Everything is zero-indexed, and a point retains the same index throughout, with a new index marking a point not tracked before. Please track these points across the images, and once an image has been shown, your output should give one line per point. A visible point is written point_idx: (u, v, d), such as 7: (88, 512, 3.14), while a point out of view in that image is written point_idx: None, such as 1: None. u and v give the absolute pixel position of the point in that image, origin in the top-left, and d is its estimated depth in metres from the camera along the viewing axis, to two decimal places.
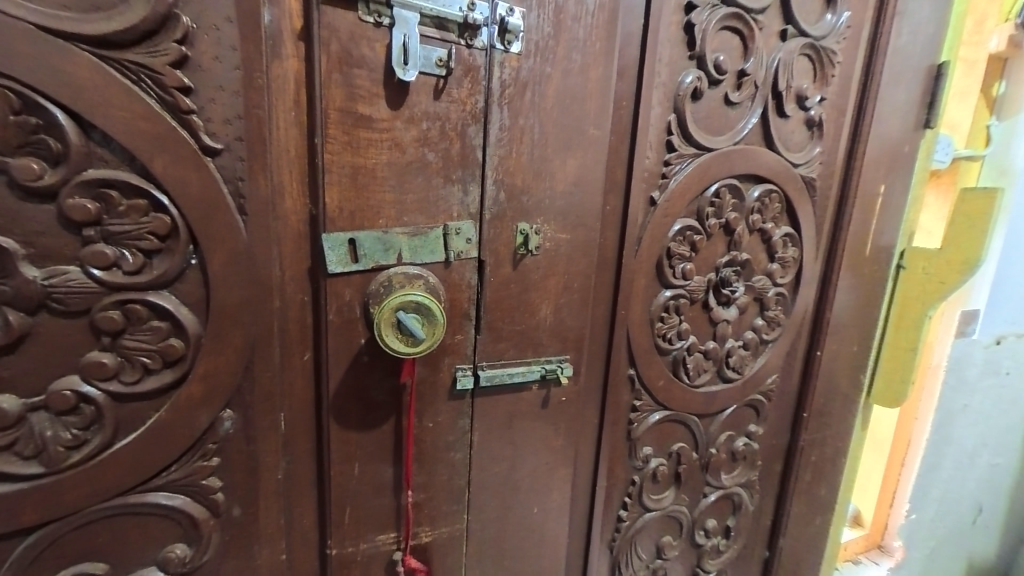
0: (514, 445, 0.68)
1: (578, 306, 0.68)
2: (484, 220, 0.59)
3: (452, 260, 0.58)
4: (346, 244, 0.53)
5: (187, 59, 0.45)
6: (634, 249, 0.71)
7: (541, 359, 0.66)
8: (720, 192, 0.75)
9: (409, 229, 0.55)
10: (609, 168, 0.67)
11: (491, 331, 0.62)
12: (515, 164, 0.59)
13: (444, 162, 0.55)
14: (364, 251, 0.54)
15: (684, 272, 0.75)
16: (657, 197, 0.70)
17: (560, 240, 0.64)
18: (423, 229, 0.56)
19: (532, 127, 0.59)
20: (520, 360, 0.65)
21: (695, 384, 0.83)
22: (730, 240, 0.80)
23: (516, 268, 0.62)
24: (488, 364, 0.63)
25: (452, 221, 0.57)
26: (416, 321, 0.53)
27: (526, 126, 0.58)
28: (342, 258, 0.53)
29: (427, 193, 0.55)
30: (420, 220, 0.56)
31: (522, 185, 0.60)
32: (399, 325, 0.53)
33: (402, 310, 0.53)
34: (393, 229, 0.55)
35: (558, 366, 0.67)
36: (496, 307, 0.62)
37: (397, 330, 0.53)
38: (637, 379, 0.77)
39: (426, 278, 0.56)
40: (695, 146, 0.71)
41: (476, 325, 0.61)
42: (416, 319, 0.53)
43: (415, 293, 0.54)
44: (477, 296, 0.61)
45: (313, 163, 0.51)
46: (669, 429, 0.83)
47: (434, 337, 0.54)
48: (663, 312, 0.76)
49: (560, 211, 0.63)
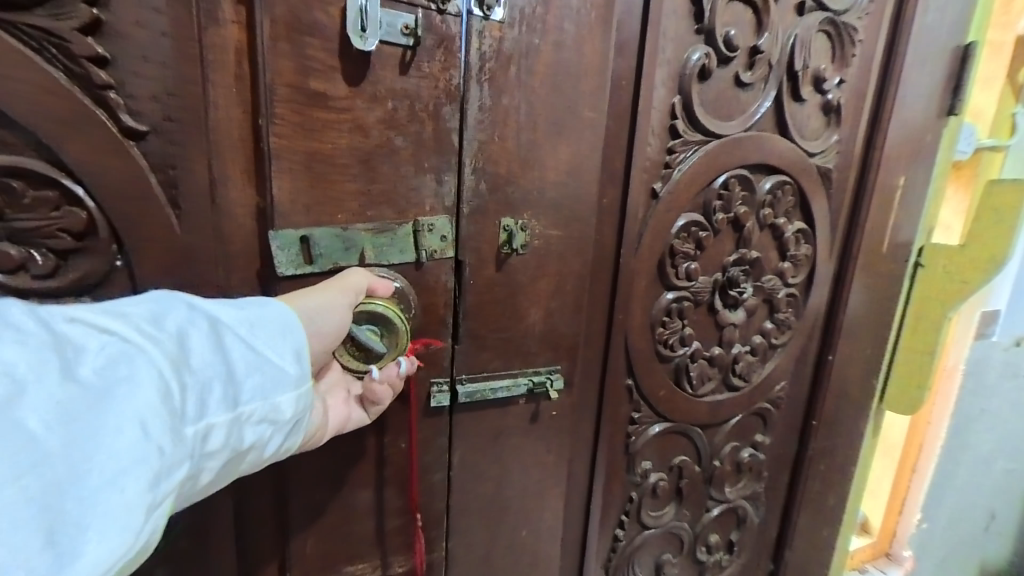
0: (501, 464, 0.62)
1: (572, 310, 0.60)
2: (463, 214, 0.52)
3: (426, 260, 0.51)
4: (300, 243, 0.46)
5: (101, 23, 0.38)
6: (634, 247, 0.64)
7: (529, 370, 0.59)
8: (729, 183, 0.69)
9: (372, 224, 0.48)
10: (606, 156, 0.60)
11: (473, 340, 0.56)
12: (500, 151, 0.52)
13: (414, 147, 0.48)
14: (321, 250, 0.47)
15: (688, 271, 0.68)
16: (659, 189, 0.63)
17: (550, 238, 0.57)
18: (390, 225, 0.49)
19: (517, 108, 0.52)
20: (505, 372, 0.58)
21: (699, 393, 0.76)
22: (739, 236, 0.73)
23: (501, 269, 0.55)
24: (469, 379, 0.56)
25: (425, 217, 0.50)
26: (372, 334, 0.48)
27: (511, 107, 0.51)
28: (294, 258, 0.46)
29: (395, 183, 0.48)
30: (388, 216, 0.49)
31: (507, 175, 0.53)
32: (354, 339, 0.49)
33: (355, 323, 0.48)
34: (355, 225, 0.48)
35: (548, 378, 0.60)
36: (479, 313, 0.55)
37: (354, 344, 0.49)
38: (636, 389, 0.70)
39: (393, 274, 0.50)
40: (702, 132, 0.64)
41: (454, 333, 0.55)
42: (373, 331, 0.48)
43: (367, 306, 0.47)
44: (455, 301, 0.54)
45: (260, 148, 0.44)
46: (671, 441, 0.77)
47: (397, 350, 0.50)
48: (665, 316, 0.69)
49: (551, 205, 0.56)
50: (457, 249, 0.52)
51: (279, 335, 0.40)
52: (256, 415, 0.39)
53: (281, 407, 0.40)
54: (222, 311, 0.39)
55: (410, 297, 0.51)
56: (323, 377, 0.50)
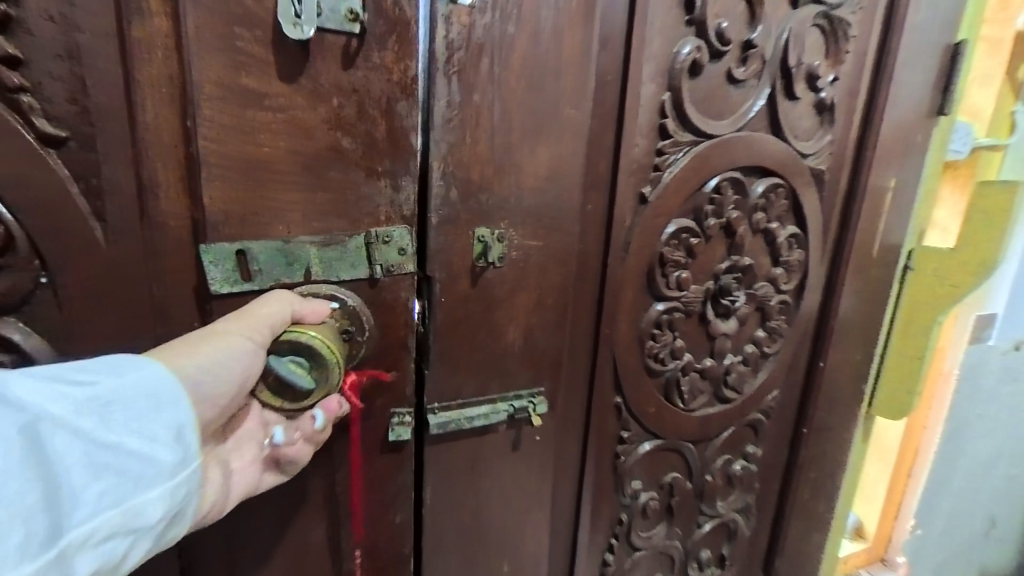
0: (478, 495, 0.56)
1: (555, 327, 0.55)
2: (428, 223, 0.46)
3: (384, 275, 0.45)
4: (235, 258, 0.41)
5: (10, 16, 0.32)
6: (621, 255, 0.59)
7: (509, 395, 0.54)
8: (721, 186, 0.64)
9: (320, 234, 0.43)
10: (590, 157, 0.54)
11: (445, 362, 0.50)
12: (471, 153, 0.46)
13: (372, 150, 0.43)
14: (259, 266, 0.41)
15: (679, 281, 0.64)
16: (648, 194, 0.58)
17: (530, 248, 0.51)
18: (340, 236, 0.43)
19: (490, 105, 0.46)
20: (483, 398, 0.53)
21: (689, 408, 0.73)
22: (731, 242, 0.69)
23: (475, 283, 0.49)
24: (441, 407, 0.51)
25: (381, 226, 0.44)
26: (296, 367, 0.42)
27: (483, 104, 0.46)
28: (228, 274, 0.41)
29: (346, 191, 0.43)
30: (338, 227, 0.43)
31: (480, 180, 0.47)
32: (278, 375, 0.42)
33: (274, 355, 0.42)
34: (299, 237, 0.42)
35: (530, 402, 0.54)
36: (451, 332, 0.49)
37: (279, 381, 0.43)
38: (625, 407, 0.65)
39: (342, 290, 0.44)
40: (693, 132, 0.60)
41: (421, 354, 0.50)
42: (296, 363, 0.42)
43: (289, 333, 0.40)
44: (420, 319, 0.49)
45: (190, 155, 0.38)
46: (661, 458, 0.73)
47: (322, 390, 0.42)
48: (655, 329, 0.64)
49: (530, 212, 0.50)
50: (421, 262, 0.47)
51: (149, 414, 0.35)
52: (100, 531, 0.32)
53: (143, 511, 0.34)
54: (46, 405, 0.31)
55: (362, 316, 0.45)
56: (231, 435, 0.45)
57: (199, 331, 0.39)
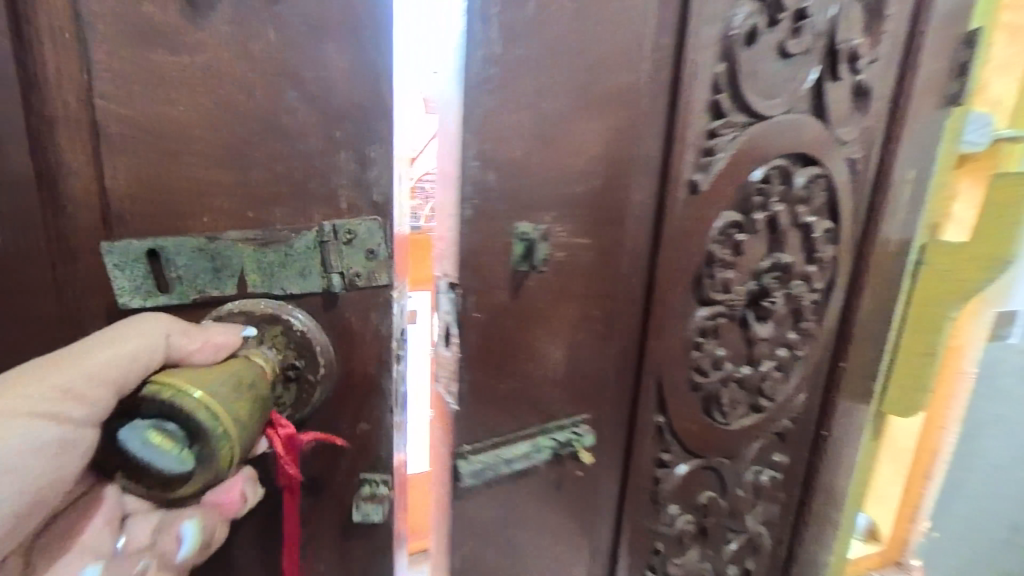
0: (511, 546, 0.47)
1: (602, 339, 0.47)
2: (458, 218, 0.36)
3: (343, 290, 0.40)
4: (151, 266, 0.34)
5: None
6: (671, 254, 0.50)
7: (552, 428, 0.45)
8: (769, 175, 0.58)
9: (256, 233, 0.36)
10: (645, 138, 0.45)
11: (478, 391, 0.41)
12: (510, 127, 0.36)
13: (330, 113, 0.37)
14: (180, 273, 0.35)
15: (725, 282, 0.57)
16: (700, 182, 0.50)
17: (576, 248, 0.42)
18: (282, 236, 0.37)
19: (534, 65, 0.36)
20: (522, 435, 0.43)
21: (728, 421, 0.66)
22: (773, 238, 0.63)
23: (515, 292, 0.40)
24: (472, 448, 0.41)
25: (331, 230, 0.38)
26: (163, 441, 0.30)
27: (525, 63, 0.36)
28: (141, 284, 0.34)
29: (289, 163, 0.36)
30: (279, 213, 0.37)
31: (520, 162, 0.37)
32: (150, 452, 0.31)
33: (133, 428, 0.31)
34: (228, 234, 0.36)
35: (574, 436, 0.46)
36: (485, 353, 0.40)
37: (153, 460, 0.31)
38: (666, 427, 0.57)
39: (291, 309, 0.38)
40: (745, 111, 0.52)
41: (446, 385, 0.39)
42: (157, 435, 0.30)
43: (147, 389, 0.30)
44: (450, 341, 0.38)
45: (87, 123, 0.31)
46: (698, 478, 0.66)
47: (203, 465, 0.29)
48: (701, 336, 0.57)
49: (577, 204, 0.41)
50: (455, 268, 0.37)
51: None
52: None
53: None
54: None
55: (314, 341, 0.39)
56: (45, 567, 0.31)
57: (23, 366, 0.28)
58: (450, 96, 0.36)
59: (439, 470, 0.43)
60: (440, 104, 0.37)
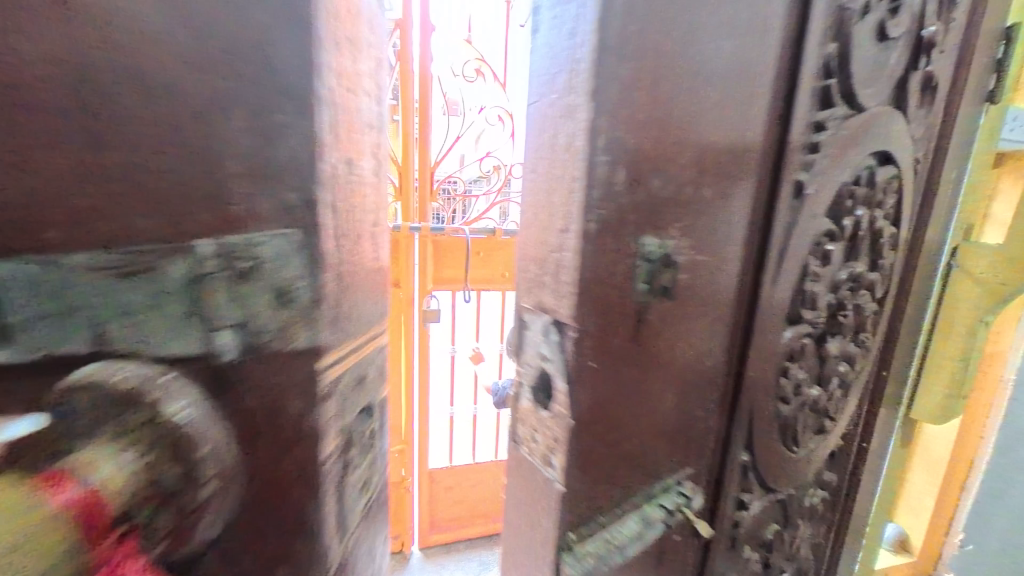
0: None
1: (710, 379, 0.39)
2: (577, 239, 0.30)
3: (250, 351, 0.23)
4: None
5: None
6: (776, 270, 0.42)
7: (661, 495, 0.38)
8: (859, 176, 0.51)
9: (111, 254, 0.19)
10: (765, 127, 0.36)
11: (579, 455, 0.33)
12: (621, 118, 0.29)
13: (299, 94, 0.23)
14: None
15: (814, 298, 0.50)
16: (808, 183, 0.42)
17: (692, 269, 0.33)
18: (142, 253, 0.19)
19: (651, 34, 0.28)
20: (629, 510, 0.36)
21: (800, 450, 0.60)
22: (853, 246, 0.56)
23: (628, 328, 0.32)
24: (577, 537, 0.34)
25: (245, 246, 0.22)
26: None
27: (642, 35, 0.28)
28: None
29: (183, 147, 0.20)
30: (139, 223, 0.19)
31: (629, 162, 0.29)
32: None
33: None
34: (60, 258, 0.18)
35: (684, 500, 0.39)
36: (590, 408, 0.32)
37: None
38: (751, 466, 0.50)
39: (159, 381, 0.20)
40: (849, 100, 0.45)
41: (551, 443, 0.34)
42: None
43: None
44: (557, 392, 0.33)
45: None
46: (768, 514, 0.59)
47: None
48: (788, 361, 0.50)
49: (698, 211, 0.32)
50: (571, 302, 0.31)
51: None
52: None
53: None
54: None
55: (211, 432, 0.22)
56: None
57: None
58: (562, 81, 0.31)
59: (536, 547, 0.36)
60: (549, 87, 0.31)
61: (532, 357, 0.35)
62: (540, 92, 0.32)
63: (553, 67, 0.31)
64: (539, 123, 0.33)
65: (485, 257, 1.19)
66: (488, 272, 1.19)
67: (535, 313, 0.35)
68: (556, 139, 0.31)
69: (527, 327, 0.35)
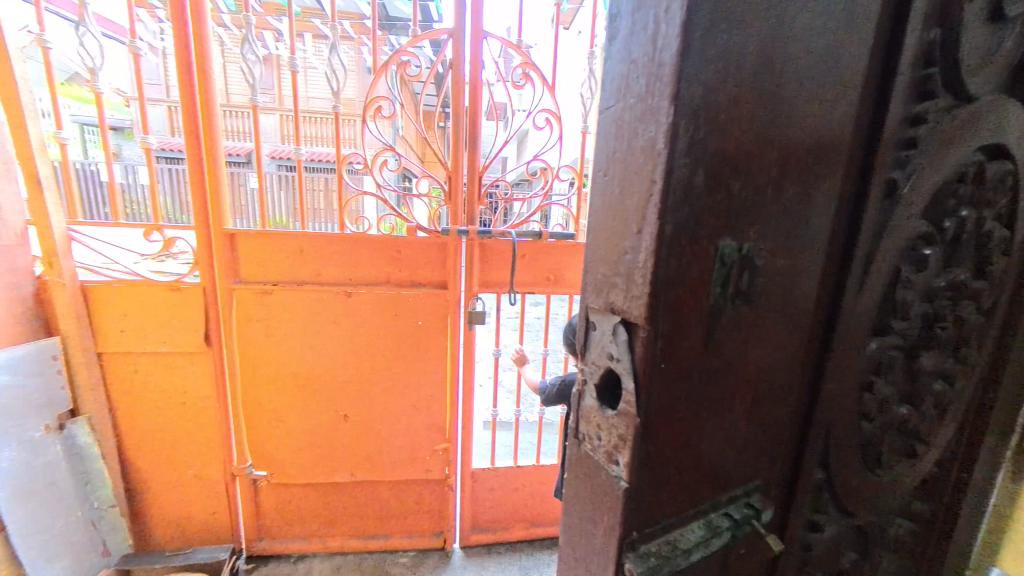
0: None
1: (781, 392, 0.36)
2: (653, 235, 0.25)
3: None
4: None
5: None
6: (860, 279, 0.38)
7: (726, 496, 0.34)
8: (973, 164, 0.43)
9: None
10: (854, 125, 0.33)
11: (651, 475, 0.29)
12: (711, 118, 0.25)
13: None
14: None
15: (907, 306, 0.43)
16: (899, 185, 0.37)
17: (770, 273, 0.30)
18: None
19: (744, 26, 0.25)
20: (694, 508, 0.33)
21: (888, 475, 0.49)
22: (971, 242, 0.46)
23: (706, 338, 0.29)
24: (642, 536, 0.30)
25: None
26: None
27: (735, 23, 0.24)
28: None
29: None
30: None
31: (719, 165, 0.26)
32: None
33: None
34: None
35: (749, 502, 0.36)
36: (658, 420, 0.29)
37: None
38: (826, 484, 0.44)
39: None
40: (971, 85, 0.38)
41: (612, 447, 0.29)
42: None
43: None
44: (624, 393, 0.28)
45: None
46: (853, 551, 0.50)
47: None
48: (873, 375, 0.44)
49: (776, 219, 0.30)
50: (644, 302, 0.26)
51: None
52: None
53: None
54: None
55: None
56: None
57: None
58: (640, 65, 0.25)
59: (587, 555, 0.32)
60: (619, 93, 0.27)
61: (597, 359, 0.30)
62: (609, 101, 0.28)
63: (630, 73, 0.26)
64: (613, 132, 0.28)
65: (531, 260, 1.11)
66: (533, 275, 1.13)
67: (604, 311, 0.29)
68: (632, 144, 0.26)
69: (594, 327, 0.30)
